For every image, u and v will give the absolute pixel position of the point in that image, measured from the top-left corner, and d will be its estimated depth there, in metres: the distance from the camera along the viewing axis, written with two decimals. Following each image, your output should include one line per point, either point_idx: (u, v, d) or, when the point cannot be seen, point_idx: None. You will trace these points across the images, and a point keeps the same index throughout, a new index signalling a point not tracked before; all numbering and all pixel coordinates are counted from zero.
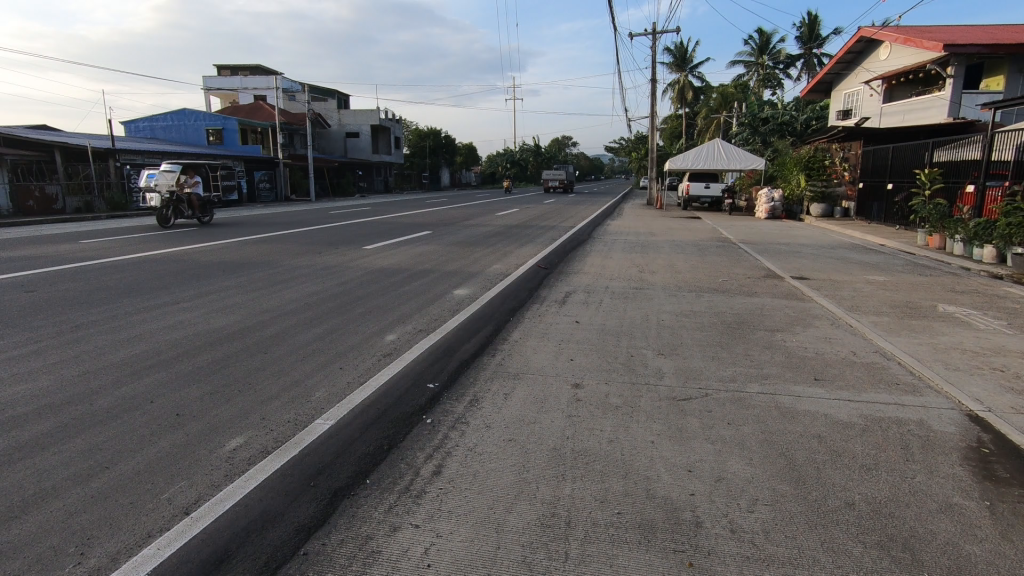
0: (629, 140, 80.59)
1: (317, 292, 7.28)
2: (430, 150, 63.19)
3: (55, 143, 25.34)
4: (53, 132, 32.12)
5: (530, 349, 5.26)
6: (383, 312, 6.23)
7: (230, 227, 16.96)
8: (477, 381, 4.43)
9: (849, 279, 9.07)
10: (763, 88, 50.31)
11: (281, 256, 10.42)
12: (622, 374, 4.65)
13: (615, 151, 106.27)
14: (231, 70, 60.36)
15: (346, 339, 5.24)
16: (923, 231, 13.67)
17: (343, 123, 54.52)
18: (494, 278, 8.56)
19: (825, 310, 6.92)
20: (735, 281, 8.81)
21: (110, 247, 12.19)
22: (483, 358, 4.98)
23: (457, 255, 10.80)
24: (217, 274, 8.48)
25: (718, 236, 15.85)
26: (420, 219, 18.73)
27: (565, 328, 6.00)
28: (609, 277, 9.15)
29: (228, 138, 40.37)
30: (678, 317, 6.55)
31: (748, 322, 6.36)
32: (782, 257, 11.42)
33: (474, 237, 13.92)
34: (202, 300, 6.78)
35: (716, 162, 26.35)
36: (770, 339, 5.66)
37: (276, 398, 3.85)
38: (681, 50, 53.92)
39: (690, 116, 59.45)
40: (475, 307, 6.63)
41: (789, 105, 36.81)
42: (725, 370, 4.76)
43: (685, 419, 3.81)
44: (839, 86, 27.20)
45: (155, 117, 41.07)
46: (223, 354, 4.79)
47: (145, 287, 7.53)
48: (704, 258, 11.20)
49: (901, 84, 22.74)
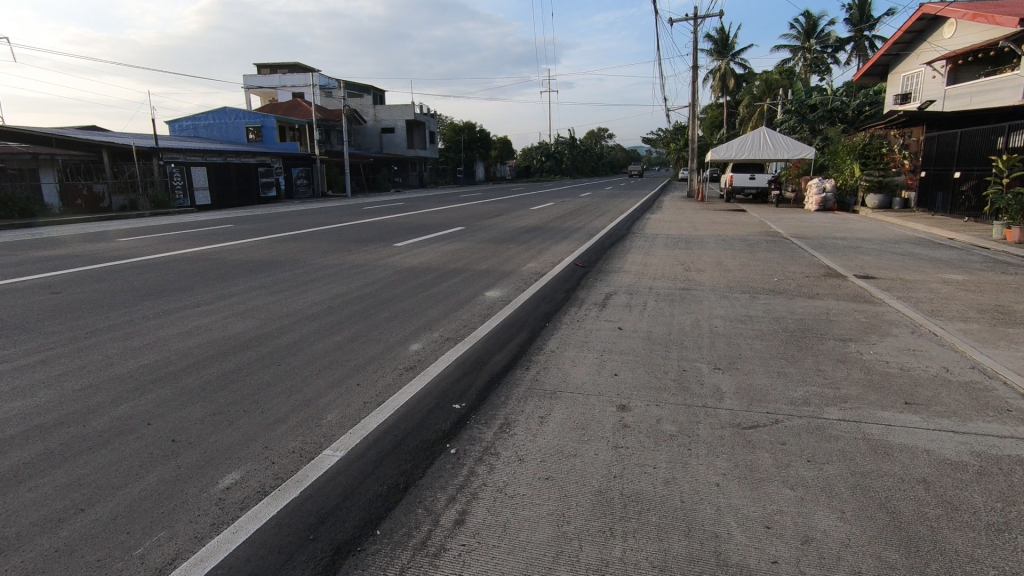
0: (667, 132, 78.68)
1: (343, 294, 6.91)
2: (465, 145, 63.03)
3: (104, 142, 26.06)
4: (103, 132, 33.20)
5: (568, 362, 4.72)
6: (408, 317, 5.80)
7: (265, 224, 16.96)
8: (511, 400, 3.94)
9: (922, 278, 8.18)
10: (810, 74, 48.18)
11: (311, 254, 10.17)
12: (674, 394, 4.06)
13: (654, 142, 104.00)
14: (272, 69, 61.46)
15: (368, 349, 4.81)
16: (1000, 224, 12.43)
17: (379, 119, 54.80)
18: (528, 278, 8.05)
19: (901, 315, 6.15)
20: (792, 282, 8.04)
21: (149, 244, 12.29)
22: (516, 371, 4.49)
23: (491, 253, 10.33)
24: (242, 275, 8.23)
25: (768, 230, 14.90)
26: (453, 215, 18.37)
27: (606, 336, 5.43)
28: (653, 276, 8.51)
29: (267, 135, 40.98)
30: (732, 323, 5.89)
31: (814, 330, 5.64)
32: (841, 253, 10.55)
33: (508, 233, 13.45)
34: (223, 303, 6.48)
35: (762, 151, 25.11)
36: (843, 351, 4.97)
37: (283, 420, 3.44)
38: (723, 37, 52.10)
39: (732, 105, 57.47)
40: (507, 311, 6.13)
41: (839, 90, 34.97)
42: (797, 390, 4.11)
43: (755, 455, 3.21)
44: (896, 68, 25.47)
45: (197, 116, 41.95)
46: (233, 366, 4.41)
47: (170, 288, 7.32)
48: (755, 254, 10.40)
49: (969, 64, 21.05)
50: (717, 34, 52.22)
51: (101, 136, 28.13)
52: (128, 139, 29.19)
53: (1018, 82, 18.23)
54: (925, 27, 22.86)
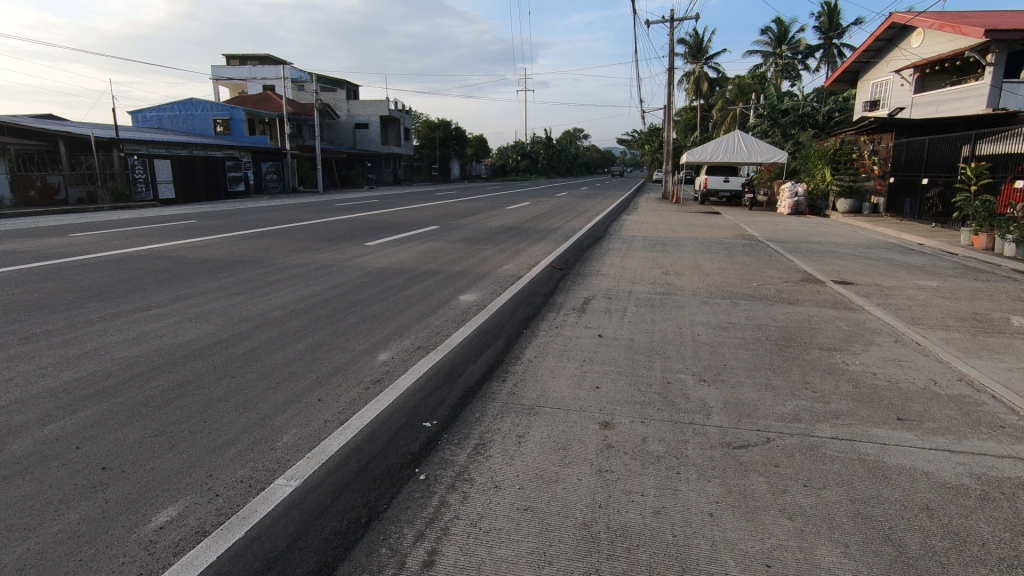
0: (643, 133, 79.27)
1: (308, 297, 6.52)
2: (440, 142, 62.42)
3: (60, 132, 24.88)
4: (60, 122, 31.70)
5: (547, 373, 4.46)
6: (377, 323, 5.46)
7: (230, 220, 16.27)
8: (487, 416, 3.68)
9: (899, 284, 8.17)
10: (781, 79, 49.02)
11: (277, 253, 9.71)
12: (660, 409, 3.83)
13: (629, 142, 104.81)
14: (241, 60, 59.82)
15: (334, 358, 4.47)
16: (968, 230, 12.65)
17: (352, 114, 53.80)
18: (504, 280, 7.78)
19: (882, 323, 6.07)
20: (772, 287, 7.93)
21: (104, 240, 11.62)
22: (492, 383, 4.22)
23: (466, 254, 10.03)
24: (202, 275, 7.75)
25: (743, 233, 14.91)
26: (428, 213, 17.98)
27: (586, 345, 5.19)
28: (632, 279, 8.32)
29: (236, 128, 39.78)
30: (715, 331, 5.71)
31: (797, 338, 5.49)
32: (817, 257, 10.55)
33: (484, 233, 13.14)
34: (177, 306, 6.04)
35: (736, 154, 25.33)
36: (829, 361, 4.83)
37: (233, 443, 3.09)
38: (697, 40, 52.65)
39: (706, 108, 58.14)
40: (482, 316, 5.85)
41: (810, 96, 35.57)
42: (786, 405, 3.92)
43: (748, 479, 3.00)
44: (866, 75, 25.96)
45: (162, 107, 40.47)
46: (182, 379, 4.01)
47: (120, 289, 6.80)
48: (733, 258, 10.32)
49: (935, 72, 21.55)
50: (691, 37, 52.80)
51: (58, 126, 27.16)
52: (86, 129, 27.98)
53: (982, 92, 18.68)
54: (893, 35, 23.32)
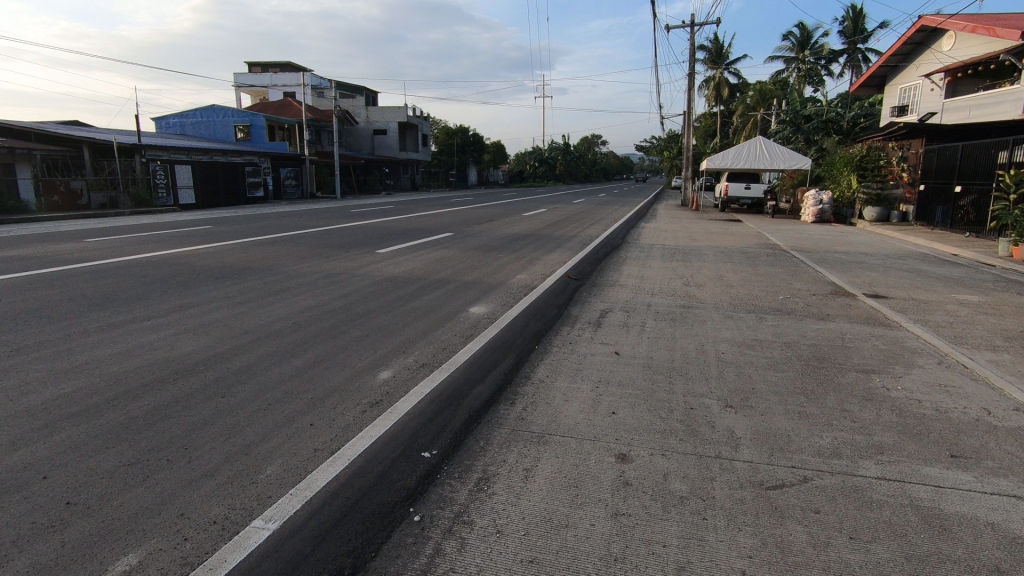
0: (661, 140, 78.64)
1: (313, 307, 6.28)
2: (458, 148, 62.50)
3: (83, 139, 25.42)
4: (85, 128, 32.23)
5: (559, 396, 4.13)
6: (381, 337, 5.18)
7: (245, 226, 16.22)
8: (492, 445, 3.37)
9: (936, 299, 7.70)
10: (804, 85, 48.16)
11: (287, 260, 9.53)
12: (683, 440, 3.49)
13: (647, 149, 104.09)
14: (263, 67, 60.66)
15: (333, 376, 4.20)
16: (1008, 241, 12.02)
17: (371, 121, 54.12)
18: (517, 291, 7.48)
19: (922, 342, 5.64)
20: (799, 301, 7.51)
21: (119, 245, 11.59)
22: (499, 406, 3.91)
23: (479, 262, 9.74)
24: (208, 283, 7.57)
25: (766, 242, 14.43)
26: (442, 220, 17.75)
27: (602, 363, 4.86)
28: (651, 291, 7.97)
29: (256, 134, 40.21)
30: (741, 349, 5.34)
31: (831, 359, 5.09)
32: (845, 269, 10.08)
33: (499, 240, 12.87)
34: (178, 316, 5.84)
35: (758, 161, 24.76)
36: (867, 385, 4.43)
37: (212, 476, 2.82)
38: (717, 45, 52.03)
39: (726, 114, 57.45)
40: (492, 330, 5.54)
41: (834, 101, 34.81)
42: (823, 437, 3.54)
43: (786, 527, 2.64)
44: (893, 80, 25.24)
45: (184, 113, 41.09)
46: (169, 398, 3.77)
47: (124, 297, 6.64)
48: (757, 268, 9.91)
49: (967, 77, 20.82)
50: (712, 43, 52.19)
51: (83, 132, 27.79)
52: (109, 135, 28.52)
53: (1019, 96, 17.94)
54: (923, 38, 22.62)
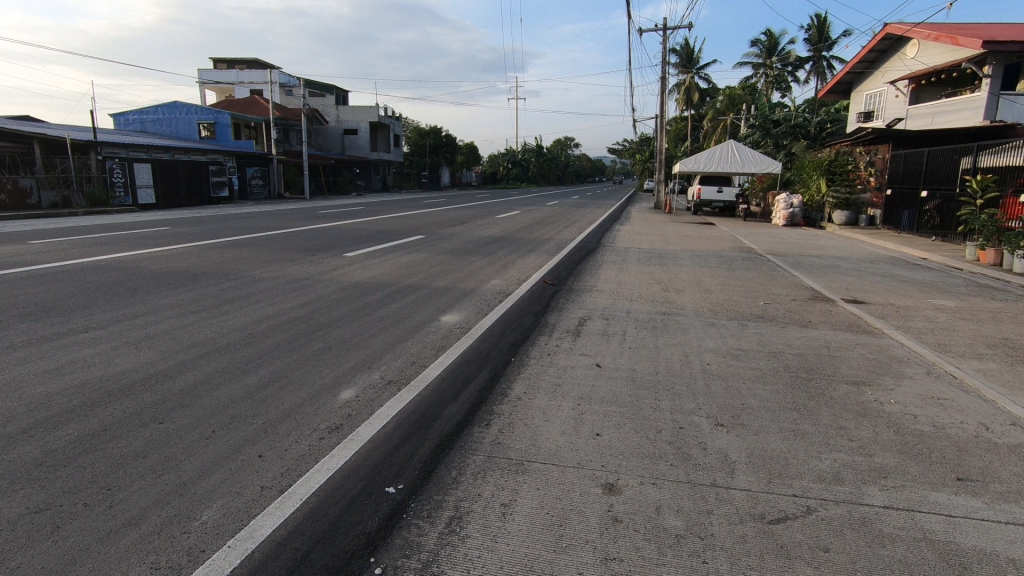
0: (633, 143, 79.30)
1: (272, 317, 5.82)
2: (430, 149, 61.87)
3: (34, 135, 24.19)
4: (37, 124, 30.68)
5: (538, 416, 3.81)
6: (345, 350, 4.77)
7: (205, 227, 15.47)
8: (466, 476, 3.02)
9: (913, 304, 7.65)
10: (771, 90, 49.04)
11: (247, 264, 8.99)
12: (674, 465, 3.20)
13: (619, 152, 104.85)
14: (228, 64, 59.01)
15: (289, 397, 3.79)
16: (974, 245, 12.19)
17: (341, 120, 53.09)
18: (492, 297, 7.15)
19: (907, 350, 5.51)
20: (780, 307, 7.35)
21: (65, 248, 10.85)
22: (473, 428, 3.56)
23: (452, 266, 9.37)
24: (158, 289, 7.03)
25: (741, 245, 14.39)
26: (413, 222, 17.30)
27: (583, 377, 4.55)
28: (629, 296, 7.74)
29: (221, 132, 38.96)
30: (726, 359, 5.11)
31: (819, 370, 4.88)
32: (821, 273, 10.04)
33: (472, 243, 12.52)
34: (120, 327, 5.33)
35: (729, 164, 24.95)
36: (859, 399, 4.23)
37: (135, 525, 2.40)
38: (688, 51, 52.64)
39: (697, 118, 58.15)
40: (465, 341, 5.19)
41: (801, 107, 35.44)
42: (822, 459, 3.29)
43: (794, 571, 2.36)
44: (859, 86, 25.76)
45: (145, 110, 39.56)
46: (96, 426, 3.31)
47: (61, 306, 6.07)
48: (734, 273, 9.79)
49: (930, 84, 21.34)
50: (682, 47, 52.79)
51: (32, 127, 26.43)
52: (63, 131, 27.22)
53: (979, 104, 18.40)
54: (888, 46, 23.09)
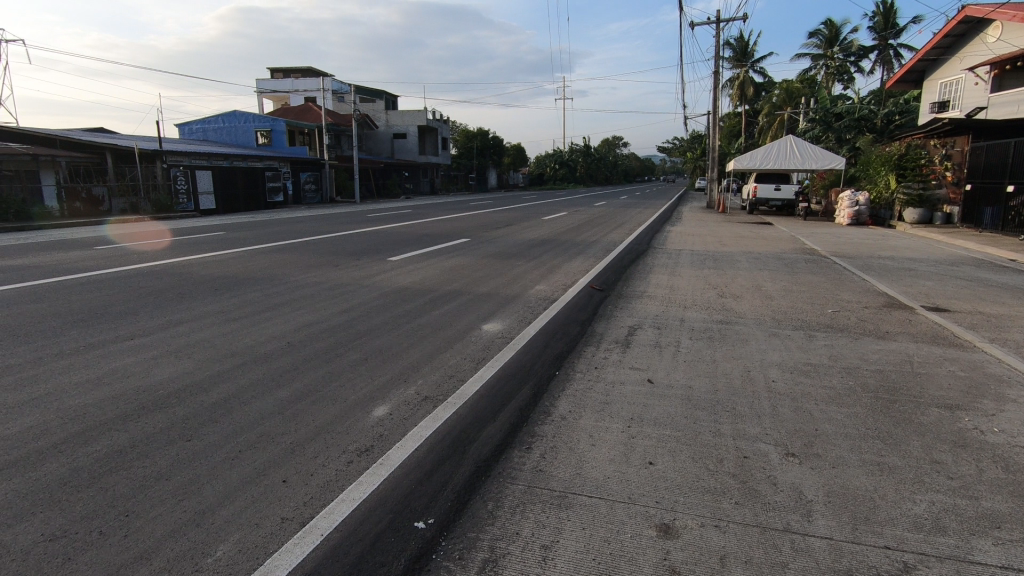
0: (684, 141, 77.31)
1: (312, 325, 5.72)
2: (478, 152, 62.16)
3: (106, 146, 25.61)
4: (111, 135, 32.57)
5: (583, 440, 3.48)
6: (382, 362, 4.58)
7: (258, 232, 15.83)
8: (503, 510, 2.73)
9: (1007, 313, 6.85)
10: (833, 82, 46.68)
11: (293, 269, 9.04)
12: (739, 504, 2.81)
13: (669, 151, 102.43)
14: (285, 74, 61.18)
15: (320, 414, 3.61)
16: None
17: (391, 125, 54.02)
18: (536, 304, 6.86)
19: (1005, 368, 4.86)
20: (851, 316, 6.71)
21: (127, 254, 11.26)
22: (512, 453, 3.28)
23: (495, 271, 9.11)
24: (205, 295, 7.10)
25: (803, 246, 13.54)
26: (459, 224, 17.19)
27: (633, 395, 4.19)
28: (683, 303, 7.28)
29: (277, 139, 40.30)
30: (794, 376, 4.63)
31: (903, 390, 4.33)
32: (895, 277, 9.23)
33: (517, 246, 12.26)
34: (164, 335, 5.34)
35: (788, 161, 23.72)
36: (955, 427, 3.68)
37: (146, 560, 2.24)
38: (742, 44, 50.81)
39: (752, 114, 56.10)
40: (507, 353, 4.92)
41: (867, 98, 33.46)
42: (916, 501, 2.83)
43: None
44: (933, 75, 24.00)
45: (207, 119, 41.40)
46: (125, 441, 3.22)
47: (113, 312, 6.19)
48: (797, 277, 9.13)
49: (1015, 69, 19.59)
50: (737, 41, 50.94)
51: (105, 138, 28.07)
52: (133, 141, 28.69)
53: None
54: (967, 30, 21.39)
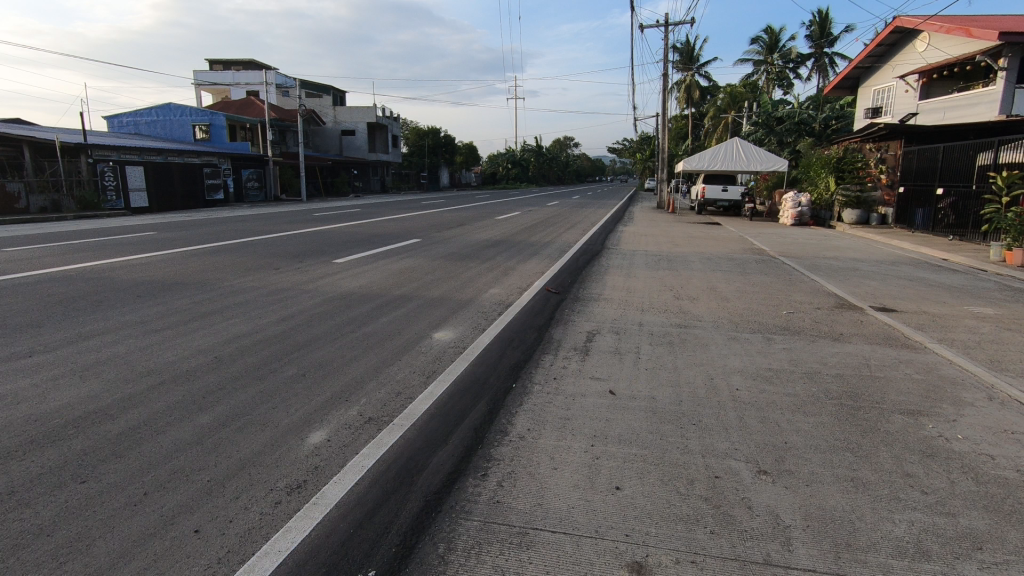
0: (633, 142, 78.68)
1: (245, 335, 5.20)
2: (429, 150, 61.23)
3: (23, 138, 23.68)
4: (29, 127, 30.11)
5: (544, 463, 3.18)
6: (322, 378, 4.15)
7: (191, 231, 14.81)
8: (456, 553, 2.39)
9: (949, 313, 7.02)
10: (773, 87, 48.48)
11: (228, 274, 8.36)
12: (714, 534, 2.59)
13: (618, 152, 103.99)
14: (225, 66, 58.52)
15: (246, 443, 3.16)
16: (999, 245, 11.55)
17: (338, 121, 52.50)
18: (490, 309, 6.54)
19: (958, 369, 4.88)
20: (805, 317, 6.71)
21: (40, 256, 10.21)
22: (465, 482, 2.94)
23: (448, 274, 8.71)
24: (124, 303, 6.40)
25: (752, 247, 13.76)
26: (410, 224, 16.69)
27: (595, 409, 3.93)
28: (640, 306, 7.13)
29: (216, 134, 38.37)
30: (757, 383, 4.49)
31: (865, 396, 4.25)
32: (841, 277, 9.42)
33: (470, 247, 11.90)
34: (69, 350, 4.71)
35: (735, 163, 24.28)
36: (921, 435, 3.60)
37: None
38: (688, 48, 52.11)
39: (698, 117, 57.66)
40: (460, 364, 4.57)
41: (806, 103, 34.81)
42: (895, 522, 2.67)
43: None
44: (867, 82, 25.09)
45: (138, 112, 38.94)
46: (3, 487, 2.70)
47: (12, 324, 5.46)
48: (749, 278, 9.17)
49: (941, 78, 20.69)
50: (683, 45, 52.12)
51: (21, 130, 25.90)
52: (54, 134, 26.58)
53: (994, 98, 17.74)
54: (898, 39, 22.46)
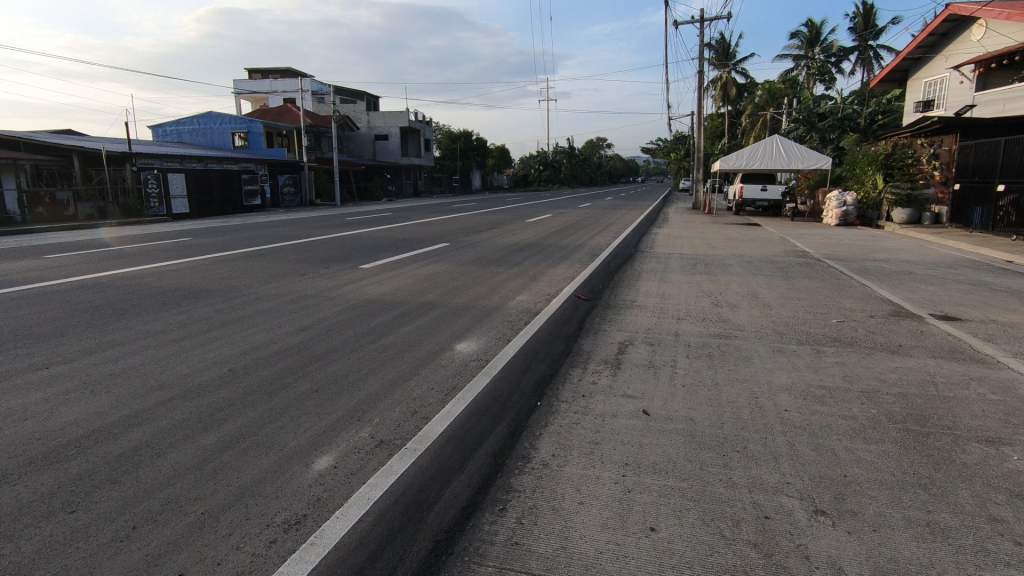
0: (667, 142, 77.28)
1: (262, 347, 5.04)
2: (461, 153, 61.48)
3: (72, 147, 24.62)
4: (79, 137, 31.35)
5: (570, 496, 2.86)
6: (335, 395, 3.92)
7: (225, 237, 14.97)
8: None
9: (1022, 322, 6.38)
10: (814, 83, 46.81)
11: (254, 280, 8.32)
12: None
13: (652, 151, 102.34)
14: (263, 74, 60.06)
15: (247, 469, 2.94)
16: None
17: (372, 126, 53.15)
18: (517, 317, 6.25)
19: None
20: (859, 327, 6.17)
21: (77, 263, 10.40)
22: (481, 518, 2.64)
23: (474, 280, 8.45)
24: (149, 312, 6.36)
25: (795, 249, 13.06)
26: (439, 228, 16.53)
27: (627, 432, 3.58)
28: (676, 314, 6.73)
29: (254, 141, 39.28)
30: (808, 403, 4.07)
31: (934, 420, 3.78)
32: (896, 282, 8.76)
33: (499, 251, 11.63)
34: (85, 362, 4.61)
35: (774, 161, 23.36)
36: (1004, 469, 3.13)
37: None
38: (724, 45, 50.83)
39: (734, 114, 56.21)
40: (482, 380, 4.28)
41: (850, 98, 33.41)
42: None
43: None
44: (917, 74, 23.82)
45: (181, 121, 40.17)
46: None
47: (37, 333, 5.45)
48: (793, 283, 8.62)
49: (999, 68, 19.44)
50: (718, 42, 50.90)
51: (72, 140, 26.97)
52: (101, 143, 27.56)
53: None
54: (951, 28, 21.26)
